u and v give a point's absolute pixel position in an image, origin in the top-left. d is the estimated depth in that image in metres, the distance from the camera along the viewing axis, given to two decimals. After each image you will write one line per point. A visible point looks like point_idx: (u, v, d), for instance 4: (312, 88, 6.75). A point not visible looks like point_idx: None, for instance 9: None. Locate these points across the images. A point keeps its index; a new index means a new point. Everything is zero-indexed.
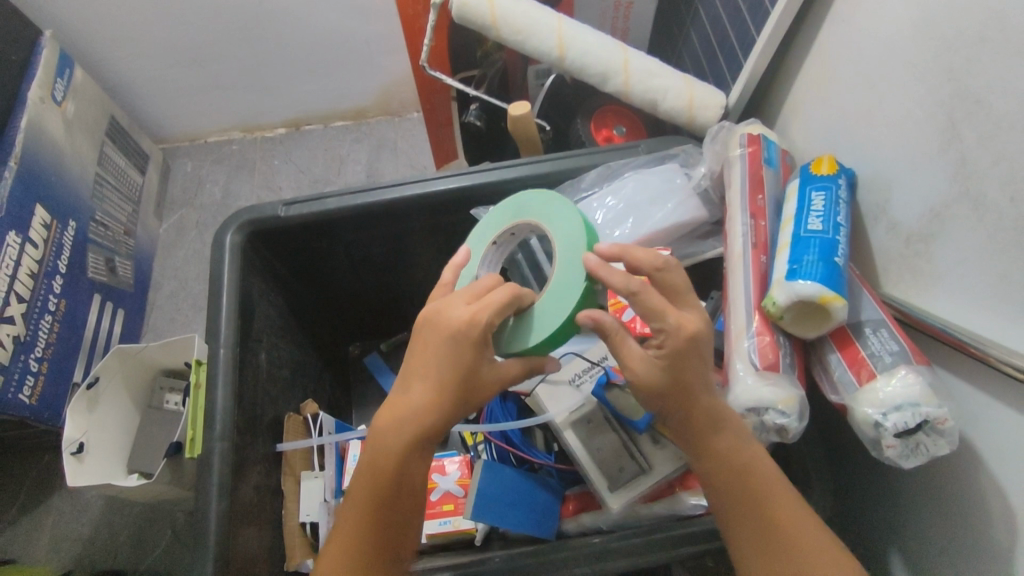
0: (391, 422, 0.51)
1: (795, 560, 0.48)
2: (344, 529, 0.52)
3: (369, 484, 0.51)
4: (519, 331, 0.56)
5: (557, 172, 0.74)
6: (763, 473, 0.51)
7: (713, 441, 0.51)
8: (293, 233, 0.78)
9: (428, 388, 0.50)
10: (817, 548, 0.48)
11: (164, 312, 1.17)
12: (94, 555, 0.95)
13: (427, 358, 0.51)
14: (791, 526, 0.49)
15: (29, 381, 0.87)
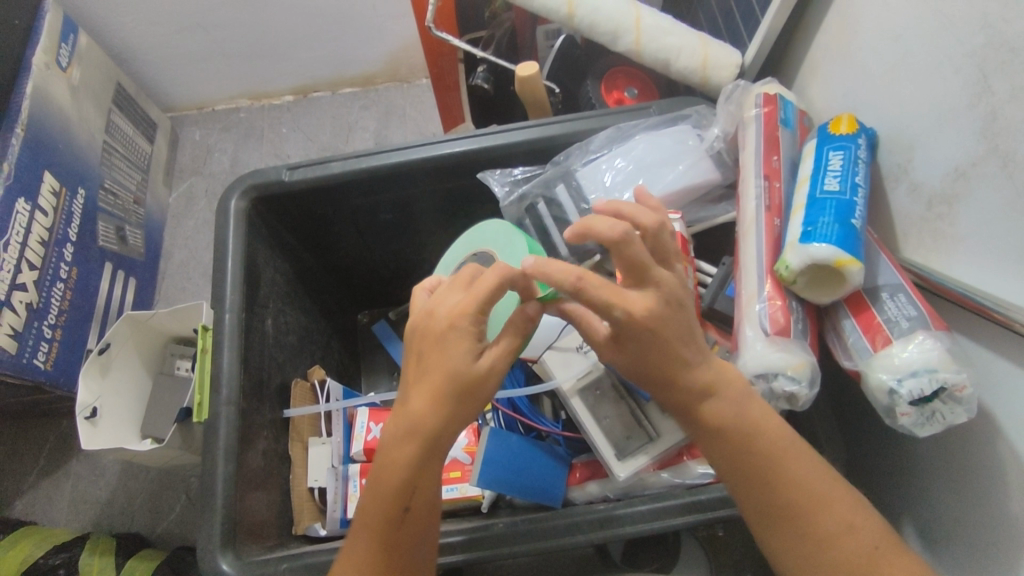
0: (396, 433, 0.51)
1: (800, 515, 0.48)
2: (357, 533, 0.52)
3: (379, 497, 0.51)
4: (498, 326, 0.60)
5: (565, 135, 0.71)
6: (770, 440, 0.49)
7: (712, 418, 0.50)
8: (298, 199, 0.77)
9: (427, 401, 0.49)
10: (823, 500, 0.48)
11: (176, 281, 1.17)
12: (112, 517, 0.97)
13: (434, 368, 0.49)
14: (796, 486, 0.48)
15: (43, 347, 0.88)
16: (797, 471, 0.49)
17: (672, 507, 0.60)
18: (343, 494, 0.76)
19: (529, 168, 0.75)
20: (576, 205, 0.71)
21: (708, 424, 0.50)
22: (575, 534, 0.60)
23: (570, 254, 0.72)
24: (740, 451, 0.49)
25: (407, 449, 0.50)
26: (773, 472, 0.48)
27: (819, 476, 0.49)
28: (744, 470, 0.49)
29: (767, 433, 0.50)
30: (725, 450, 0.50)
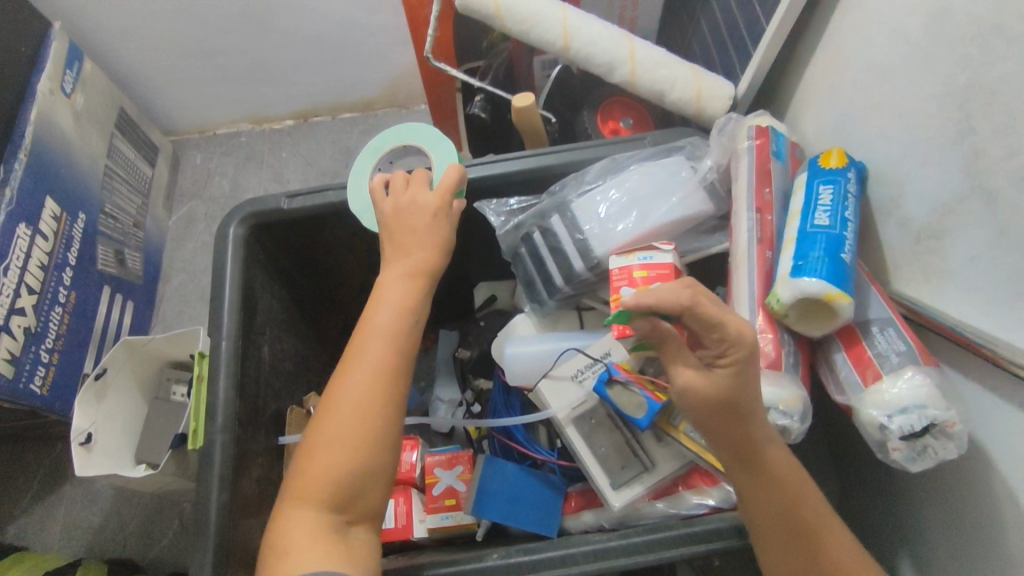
0: (378, 328, 0.57)
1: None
2: (323, 430, 0.54)
3: (367, 396, 0.55)
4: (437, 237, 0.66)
5: (561, 165, 0.73)
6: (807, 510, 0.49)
7: (768, 473, 0.50)
8: (297, 226, 0.78)
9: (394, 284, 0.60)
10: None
11: (174, 304, 1.18)
12: (104, 543, 0.96)
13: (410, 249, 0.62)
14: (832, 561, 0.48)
15: (40, 372, 0.89)
16: (841, 557, 0.48)
17: (666, 540, 0.59)
18: None
19: (525, 198, 0.76)
20: (572, 235, 0.70)
21: (761, 468, 0.50)
22: (571, 566, 0.60)
23: (564, 283, 0.72)
24: (784, 503, 0.49)
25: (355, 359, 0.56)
26: (811, 532, 0.49)
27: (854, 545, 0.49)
28: (782, 521, 0.49)
29: (808, 491, 0.50)
30: (768, 497, 0.49)
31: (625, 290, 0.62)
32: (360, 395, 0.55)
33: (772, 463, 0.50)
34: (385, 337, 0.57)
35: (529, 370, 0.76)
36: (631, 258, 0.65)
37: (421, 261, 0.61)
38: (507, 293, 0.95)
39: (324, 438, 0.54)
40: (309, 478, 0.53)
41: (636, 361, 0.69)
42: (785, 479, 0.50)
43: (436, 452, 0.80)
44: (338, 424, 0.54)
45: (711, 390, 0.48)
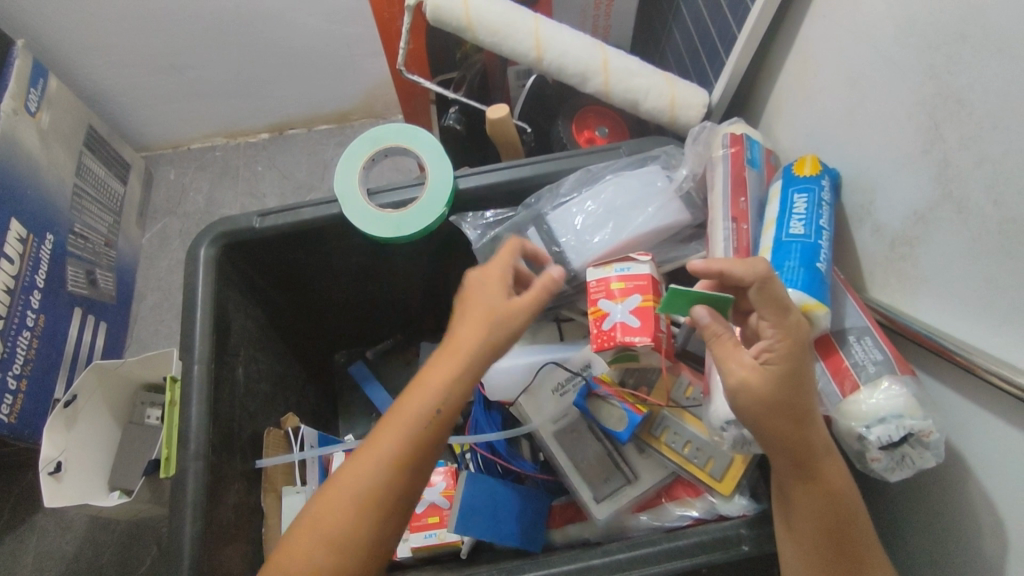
0: (433, 385, 0.49)
1: None
2: (339, 502, 0.48)
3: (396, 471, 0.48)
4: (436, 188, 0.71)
5: (536, 176, 0.72)
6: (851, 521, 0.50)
7: (823, 482, 0.49)
8: (270, 244, 0.76)
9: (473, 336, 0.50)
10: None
11: (149, 323, 1.15)
12: (79, 573, 0.94)
13: (487, 302, 0.52)
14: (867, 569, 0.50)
15: (7, 399, 0.86)
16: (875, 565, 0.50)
17: (643, 555, 0.59)
18: None
19: (501, 210, 0.75)
20: (548, 246, 0.70)
21: (815, 474, 0.49)
22: None
23: None
24: (829, 511, 0.49)
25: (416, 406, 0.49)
26: (846, 539, 0.50)
27: (879, 552, 0.50)
28: (823, 527, 0.49)
29: (853, 502, 0.50)
30: (816, 502, 0.49)
31: (604, 304, 0.61)
32: (382, 464, 0.48)
33: (824, 470, 0.49)
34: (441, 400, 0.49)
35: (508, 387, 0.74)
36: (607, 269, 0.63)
37: (502, 312, 0.51)
38: None
39: (340, 511, 0.48)
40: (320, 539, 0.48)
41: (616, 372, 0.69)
42: (835, 487, 0.50)
43: None
44: (367, 482, 0.48)
45: (780, 391, 0.47)
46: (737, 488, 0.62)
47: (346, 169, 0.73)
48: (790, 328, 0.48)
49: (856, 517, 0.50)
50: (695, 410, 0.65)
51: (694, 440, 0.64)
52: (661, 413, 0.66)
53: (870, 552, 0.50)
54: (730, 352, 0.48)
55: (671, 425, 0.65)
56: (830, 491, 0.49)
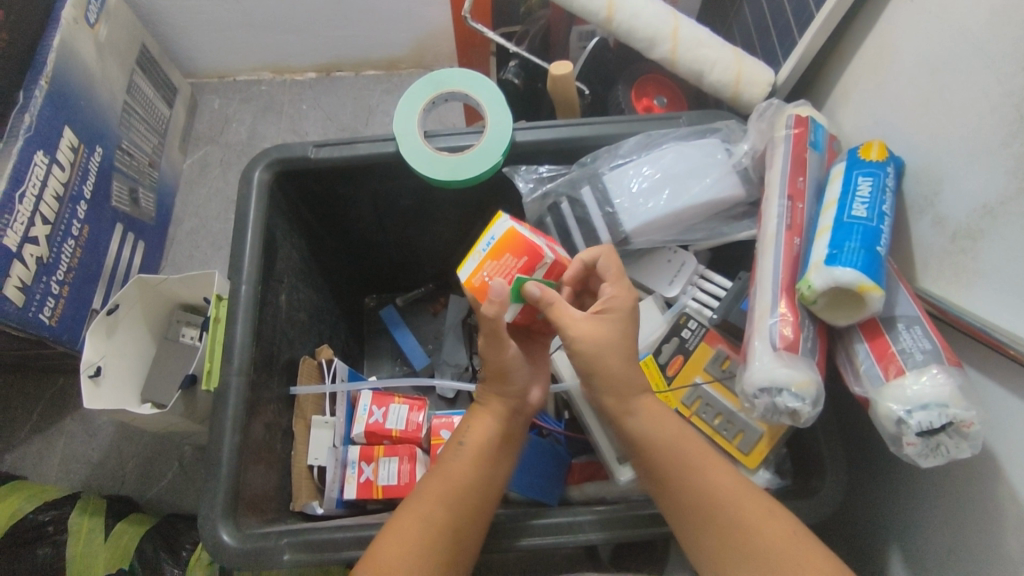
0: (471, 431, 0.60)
1: (723, 519, 0.50)
2: (429, 499, 0.54)
3: (481, 471, 0.57)
4: (498, 125, 0.71)
5: (594, 137, 0.71)
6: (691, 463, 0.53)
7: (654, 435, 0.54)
8: (322, 176, 0.77)
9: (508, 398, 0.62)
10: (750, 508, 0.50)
11: (184, 247, 1.17)
12: (102, 478, 0.97)
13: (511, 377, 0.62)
14: (728, 503, 0.50)
15: (50, 302, 0.88)
16: (737, 503, 0.50)
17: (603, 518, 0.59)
18: (341, 475, 0.76)
19: (555, 166, 0.75)
20: (601, 207, 0.70)
21: (683, 467, 0.53)
22: (577, 533, 0.59)
23: None
24: (698, 498, 0.51)
25: (478, 436, 0.59)
26: (727, 522, 0.50)
27: (733, 490, 0.51)
28: (704, 521, 0.50)
29: (749, 499, 0.50)
30: (664, 476, 0.53)
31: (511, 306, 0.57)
32: (456, 473, 0.56)
33: (702, 476, 0.52)
34: (501, 420, 0.61)
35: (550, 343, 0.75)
36: (477, 256, 0.55)
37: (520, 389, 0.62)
38: None
39: (436, 508, 0.54)
40: (415, 525, 0.53)
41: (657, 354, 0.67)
42: (720, 488, 0.51)
43: (443, 415, 0.78)
44: (450, 476, 0.56)
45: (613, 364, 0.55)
46: (763, 461, 0.60)
47: (406, 110, 0.73)
48: (624, 290, 0.58)
49: (698, 462, 0.53)
50: (727, 382, 0.62)
51: (726, 412, 0.61)
52: (696, 384, 0.63)
53: (762, 535, 0.48)
54: (567, 312, 0.54)
55: (705, 396, 0.62)
56: (717, 494, 0.51)
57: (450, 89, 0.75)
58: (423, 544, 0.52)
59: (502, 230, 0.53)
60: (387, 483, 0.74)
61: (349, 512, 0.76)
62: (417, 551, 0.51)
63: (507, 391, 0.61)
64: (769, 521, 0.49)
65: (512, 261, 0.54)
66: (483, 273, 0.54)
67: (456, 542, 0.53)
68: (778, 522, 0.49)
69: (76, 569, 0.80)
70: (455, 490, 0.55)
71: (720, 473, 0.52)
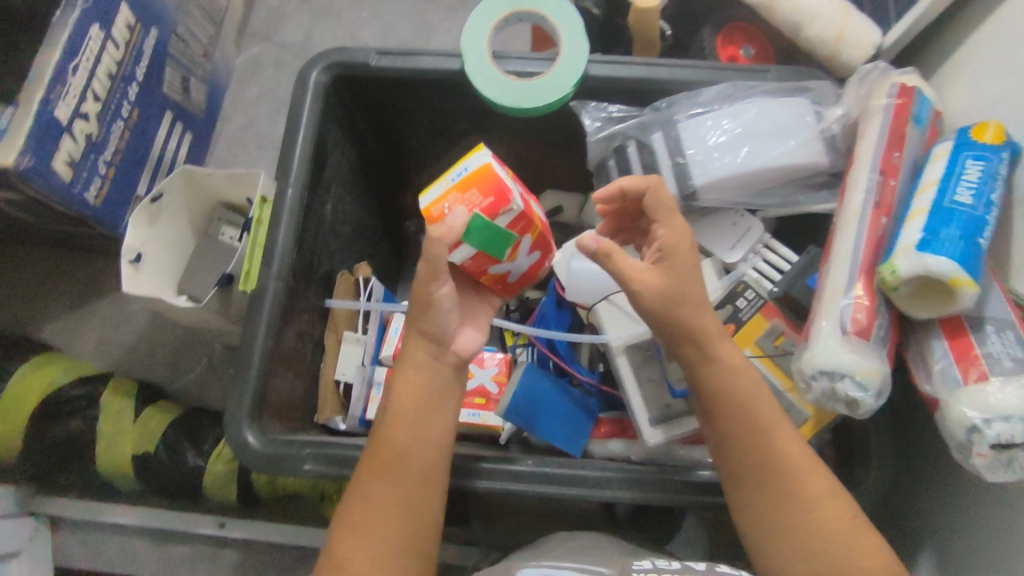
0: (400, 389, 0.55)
1: (785, 492, 0.49)
2: (369, 475, 0.53)
3: (414, 431, 0.54)
4: (573, 53, 0.66)
5: (674, 81, 0.66)
6: (773, 425, 0.51)
7: (734, 392, 0.52)
8: (382, 86, 0.73)
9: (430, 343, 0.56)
10: (812, 489, 0.49)
11: (229, 146, 1.15)
12: (134, 362, 1.00)
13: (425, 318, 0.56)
14: (800, 475, 0.49)
15: (96, 182, 0.88)
16: (800, 475, 0.49)
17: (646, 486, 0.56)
18: (366, 395, 0.75)
19: (626, 107, 0.70)
20: (671, 157, 0.64)
21: (747, 433, 0.51)
22: (601, 489, 0.56)
23: None
24: (767, 465, 0.50)
25: (406, 396, 0.55)
26: (790, 494, 0.49)
27: (803, 464, 0.50)
28: (761, 488, 0.49)
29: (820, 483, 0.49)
30: (733, 436, 0.51)
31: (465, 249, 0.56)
32: (389, 442, 0.53)
33: (781, 451, 0.50)
34: (428, 368, 0.56)
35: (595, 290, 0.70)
36: (444, 184, 0.53)
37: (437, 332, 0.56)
38: (575, 206, 0.88)
39: (378, 490, 0.52)
40: (360, 507, 0.51)
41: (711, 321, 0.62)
42: (796, 467, 0.49)
43: None
44: (385, 447, 0.53)
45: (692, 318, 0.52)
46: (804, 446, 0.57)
47: (478, 25, 0.68)
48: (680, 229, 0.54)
49: (778, 425, 0.51)
50: (778, 360, 0.59)
51: (772, 390, 0.58)
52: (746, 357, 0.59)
53: (818, 516, 0.48)
54: (628, 264, 0.52)
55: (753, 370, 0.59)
56: (793, 474, 0.49)
57: (525, 7, 0.69)
58: (369, 523, 0.51)
59: (476, 163, 0.52)
60: None
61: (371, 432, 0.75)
62: (367, 532, 0.50)
63: (428, 336, 0.55)
64: (830, 501, 0.48)
65: (476, 196, 0.52)
66: (443, 203, 0.53)
67: (405, 516, 0.51)
68: (841, 504, 0.48)
69: (103, 442, 0.85)
70: (390, 460, 0.53)
71: (792, 444, 0.50)
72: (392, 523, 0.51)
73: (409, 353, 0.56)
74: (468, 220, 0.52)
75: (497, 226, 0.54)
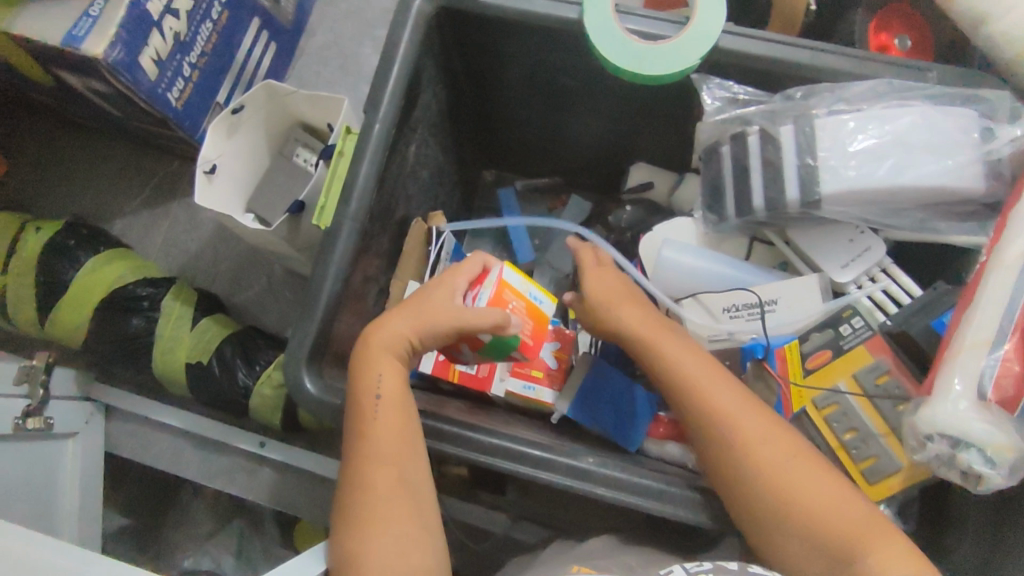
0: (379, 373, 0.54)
1: (787, 502, 0.47)
2: (366, 464, 0.52)
3: (403, 412, 0.54)
4: (705, 16, 0.59)
5: (817, 67, 0.57)
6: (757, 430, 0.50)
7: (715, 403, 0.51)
8: (487, 25, 0.67)
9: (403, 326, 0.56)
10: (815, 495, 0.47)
11: (313, 62, 1.10)
12: (197, 270, 1.00)
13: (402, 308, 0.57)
14: (798, 484, 0.47)
15: (180, 83, 0.85)
16: (799, 484, 0.47)
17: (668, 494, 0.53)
18: None
19: (754, 92, 0.61)
20: (799, 156, 0.57)
21: (738, 445, 0.49)
22: (648, 500, 0.53)
23: (764, 207, 0.59)
24: (767, 476, 0.48)
25: (388, 379, 0.54)
26: (793, 505, 0.47)
27: (794, 470, 0.48)
28: (770, 505, 0.47)
29: (797, 467, 0.48)
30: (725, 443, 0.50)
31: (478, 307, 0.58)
32: (381, 428, 0.53)
33: (748, 447, 0.49)
34: (400, 354, 0.56)
35: (681, 284, 0.66)
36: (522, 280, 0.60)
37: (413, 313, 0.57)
38: (666, 185, 0.83)
39: (377, 473, 0.52)
40: (364, 499, 0.51)
41: (808, 343, 0.57)
42: (767, 453, 0.49)
43: None
44: (378, 434, 0.53)
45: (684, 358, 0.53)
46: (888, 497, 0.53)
47: None
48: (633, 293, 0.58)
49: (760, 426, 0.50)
50: (878, 401, 0.53)
51: (864, 431, 0.53)
52: (841, 389, 0.55)
53: (830, 519, 0.46)
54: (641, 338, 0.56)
55: (844, 405, 0.54)
56: (764, 463, 0.48)
57: None
58: (372, 511, 0.50)
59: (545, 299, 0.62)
60: (465, 369, 0.72)
61: (422, 384, 0.75)
62: (375, 518, 0.50)
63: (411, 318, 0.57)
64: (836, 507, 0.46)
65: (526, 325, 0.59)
66: (514, 297, 0.59)
67: (405, 497, 0.51)
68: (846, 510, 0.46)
69: (159, 347, 0.88)
70: (384, 441, 0.53)
71: (784, 452, 0.49)
72: (397, 506, 0.51)
73: (383, 337, 0.56)
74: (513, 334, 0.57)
75: (509, 351, 0.59)
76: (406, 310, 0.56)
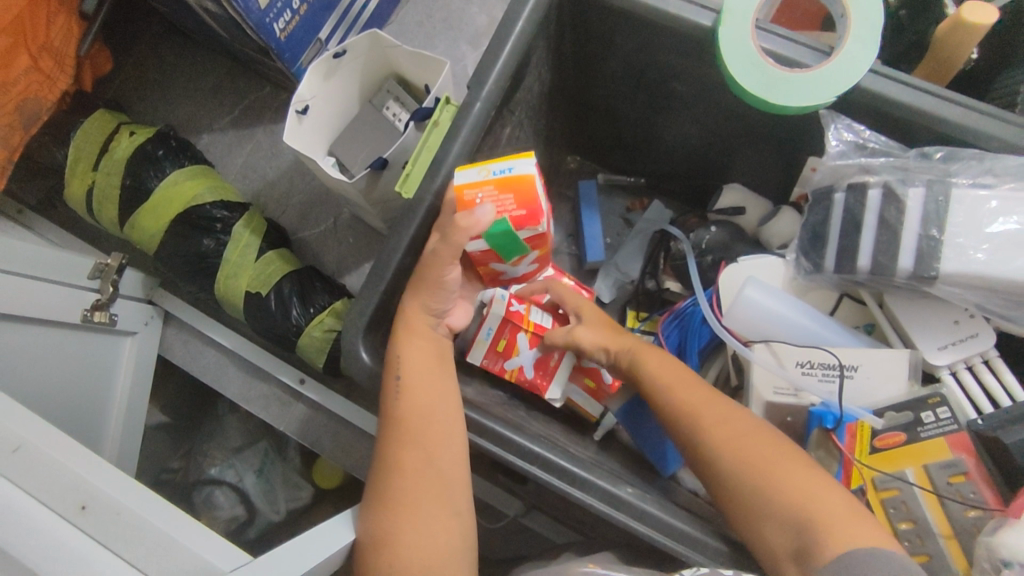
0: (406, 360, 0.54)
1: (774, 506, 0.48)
2: (403, 450, 0.52)
3: (433, 394, 0.53)
4: (852, 51, 0.53)
5: (966, 132, 0.52)
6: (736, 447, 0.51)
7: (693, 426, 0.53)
8: (609, 15, 0.63)
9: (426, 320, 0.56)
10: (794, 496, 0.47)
11: (416, 11, 1.08)
12: (269, 199, 1.02)
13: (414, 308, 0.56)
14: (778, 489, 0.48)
15: (287, 15, 0.85)
16: (784, 489, 0.48)
17: (691, 536, 0.51)
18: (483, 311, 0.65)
19: (888, 140, 0.56)
20: (923, 225, 0.52)
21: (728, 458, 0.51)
22: (692, 549, 0.51)
23: (868, 269, 0.55)
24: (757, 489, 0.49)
25: (412, 364, 0.54)
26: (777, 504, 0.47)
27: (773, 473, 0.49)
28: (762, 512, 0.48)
29: (779, 459, 0.50)
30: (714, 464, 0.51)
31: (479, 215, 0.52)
32: (409, 413, 0.53)
33: (732, 446, 0.51)
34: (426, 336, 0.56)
35: (757, 325, 0.63)
36: (485, 171, 0.53)
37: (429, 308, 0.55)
38: (757, 212, 0.79)
39: (410, 453, 0.52)
40: (397, 485, 0.51)
41: (883, 421, 0.54)
42: (756, 458, 0.50)
43: None
44: (410, 417, 0.53)
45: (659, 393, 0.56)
46: None
47: None
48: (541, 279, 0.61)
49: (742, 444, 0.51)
50: (946, 501, 0.50)
51: (924, 527, 0.50)
52: (908, 479, 0.52)
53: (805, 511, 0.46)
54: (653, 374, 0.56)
55: (908, 495, 0.51)
56: (756, 467, 0.49)
57: None
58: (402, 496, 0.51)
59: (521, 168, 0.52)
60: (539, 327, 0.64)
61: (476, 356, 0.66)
62: (407, 506, 0.50)
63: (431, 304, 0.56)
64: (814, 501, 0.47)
65: (511, 203, 0.53)
66: (479, 191, 0.53)
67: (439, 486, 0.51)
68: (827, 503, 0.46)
69: (224, 270, 0.90)
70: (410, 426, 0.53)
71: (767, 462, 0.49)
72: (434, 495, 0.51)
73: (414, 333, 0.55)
74: (494, 222, 0.53)
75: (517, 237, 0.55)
76: (424, 293, 0.55)
